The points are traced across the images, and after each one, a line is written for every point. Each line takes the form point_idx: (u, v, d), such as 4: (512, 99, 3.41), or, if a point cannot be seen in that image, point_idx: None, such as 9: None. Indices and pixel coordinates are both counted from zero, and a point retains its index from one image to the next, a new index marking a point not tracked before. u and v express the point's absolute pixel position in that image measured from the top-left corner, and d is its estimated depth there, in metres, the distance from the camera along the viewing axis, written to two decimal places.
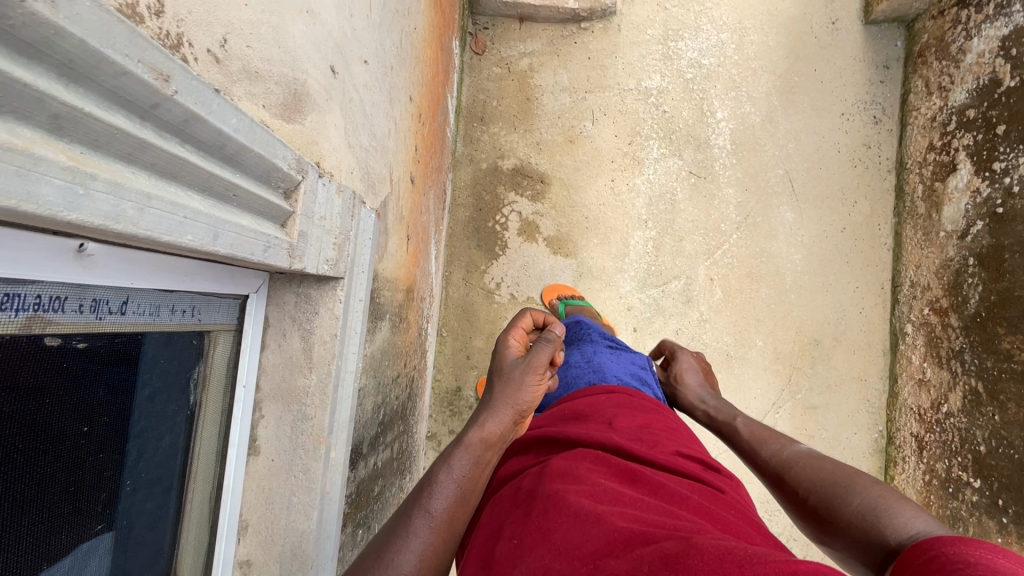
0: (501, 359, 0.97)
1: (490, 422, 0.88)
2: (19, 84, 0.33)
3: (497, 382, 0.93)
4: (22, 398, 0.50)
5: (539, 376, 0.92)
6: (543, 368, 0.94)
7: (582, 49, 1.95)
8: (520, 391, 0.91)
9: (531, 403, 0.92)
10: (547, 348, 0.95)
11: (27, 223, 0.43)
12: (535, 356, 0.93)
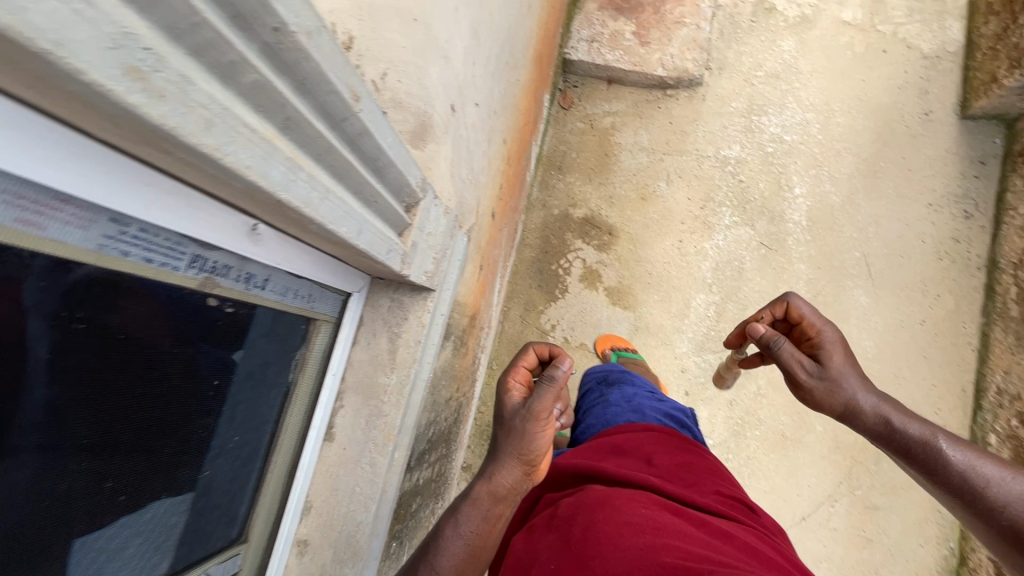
0: (505, 405, 0.91)
1: (497, 479, 0.85)
2: (275, 91, 0.43)
3: (502, 434, 0.87)
4: (179, 344, 0.61)
5: (543, 426, 0.84)
6: (547, 414, 0.84)
7: (665, 113, 2.04)
8: (524, 444, 0.84)
9: (540, 454, 0.85)
10: (551, 391, 0.85)
11: (234, 201, 0.54)
12: (535, 404, 0.84)
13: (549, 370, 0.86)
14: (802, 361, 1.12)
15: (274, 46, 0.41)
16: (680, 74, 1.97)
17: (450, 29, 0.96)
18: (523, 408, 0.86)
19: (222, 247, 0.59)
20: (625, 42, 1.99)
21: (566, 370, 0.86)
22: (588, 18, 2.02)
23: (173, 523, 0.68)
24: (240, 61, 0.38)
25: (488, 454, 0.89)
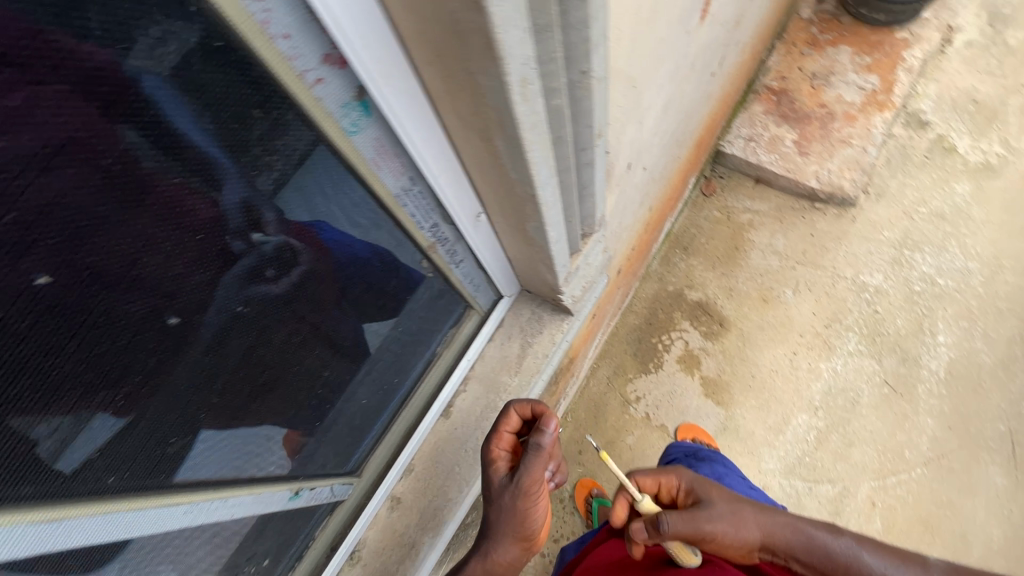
0: (491, 478, 0.83)
1: (493, 554, 0.81)
2: (562, 118, 0.55)
3: (492, 512, 0.81)
4: (377, 284, 0.77)
5: (534, 497, 0.79)
6: (537, 484, 0.79)
7: (807, 224, 1.89)
8: (520, 519, 0.80)
9: (536, 520, 0.83)
10: (538, 464, 0.77)
11: (482, 194, 0.68)
12: (522, 480, 0.78)
13: (533, 438, 0.78)
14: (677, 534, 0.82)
15: (575, 85, 0.53)
16: (834, 190, 1.84)
17: (651, 99, 1.08)
18: (510, 484, 0.79)
19: (453, 225, 0.73)
20: (784, 148, 1.89)
21: (551, 436, 0.77)
22: (752, 118, 1.95)
23: (321, 429, 0.82)
24: (557, 94, 0.51)
25: (482, 523, 0.85)
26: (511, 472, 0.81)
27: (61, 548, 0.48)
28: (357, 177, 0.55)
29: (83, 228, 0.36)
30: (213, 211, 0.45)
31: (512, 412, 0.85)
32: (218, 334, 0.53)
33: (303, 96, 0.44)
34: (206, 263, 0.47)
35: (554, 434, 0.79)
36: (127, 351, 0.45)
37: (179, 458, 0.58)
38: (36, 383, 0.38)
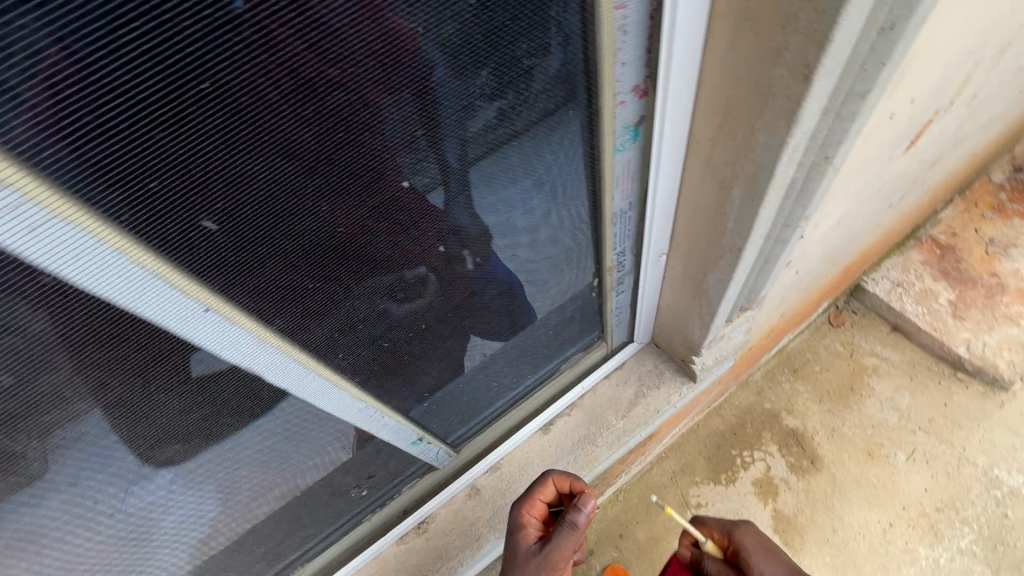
0: (517, 540, 0.82)
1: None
2: (789, 188, 0.60)
3: (511, 575, 0.80)
4: (550, 294, 0.82)
5: (558, 572, 0.78)
6: (564, 559, 0.78)
7: (942, 391, 1.68)
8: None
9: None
10: (569, 540, 0.76)
11: (679, 236, 0.74)
12: (551, 552, 0.77)
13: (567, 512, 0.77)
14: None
15: (815, 163, 0.58)
16: (986, 366, 1.64)
17: (835, 207, 1.10)
18: (537, 552, 0.78)
19: (636, 256, 0.80)
20: (935, 304, 1.74)
21: (587, 513, 0.76)
22: (906, 263, 1.82)
23: (453, 399, 0.87)
24: (800, 169, 0.57)
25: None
26: (540, 542, 0.80)
27: (288, 388, 0.56)
28: (596, 192, 0.63)
29: (409, 85, 0.38)
30: (493, 98, 0.44)
31: (549, 483, 0.85)
32: (451, 240, 0.55)
33: (606, 112, 0.52)
34: (472, 136, 0.46)
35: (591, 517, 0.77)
36: (402, 210, 0.47)
37: (387, 353, 0.62)
38: (335, 235, 0.44)
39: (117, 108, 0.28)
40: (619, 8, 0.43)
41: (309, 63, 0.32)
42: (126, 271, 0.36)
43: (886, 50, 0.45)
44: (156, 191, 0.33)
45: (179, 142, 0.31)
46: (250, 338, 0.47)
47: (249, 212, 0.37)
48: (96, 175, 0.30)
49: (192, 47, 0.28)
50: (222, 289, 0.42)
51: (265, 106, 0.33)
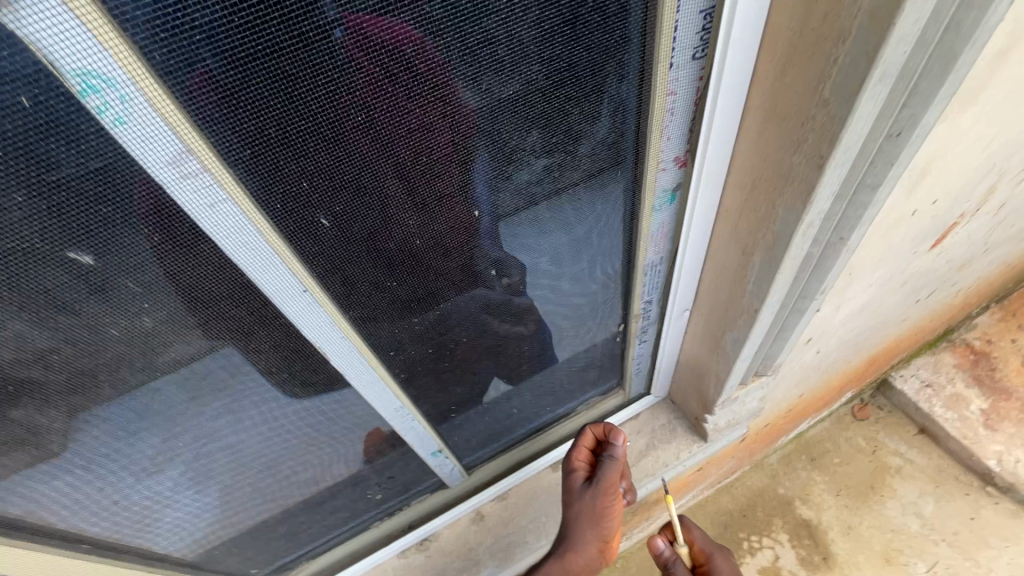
0: (569, 484, 0.92)
1: (575, 552, 0.88)
2: (805, 262, 0.67)
3: (571, 512, 0.90)
4: (577, 336, 0.89)
5: (613, 499, 0.88)
6: (613, 487, 0.89)
7: (969, 505, 1.78)
8: (600, 519, 0.88)
9: (612, 528, 0.90)
10: (614, 468, 0.88)
11: (702, 293, 0.81)
12: (603, 479, 0.88)
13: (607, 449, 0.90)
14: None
15: (830, 243, 0.65)
16: (1017, 484, 1.73)
17: (857, 292, 1.16)
18: (589, 485, 0.89)
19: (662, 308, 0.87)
20: (967, 411, 1.86)
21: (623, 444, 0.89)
22: (937, 364, 1.95)
23: (476, 421, 0.93)
24: (816, 245, 0.64)
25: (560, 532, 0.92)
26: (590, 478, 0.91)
27: (343, 375, 0.62)
28: (632, 243, 0.72)
29: (496, 133, 0.48)
30: (538, 158, 0.53)
31: (592, 432, 0.95)
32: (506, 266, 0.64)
33: (649, 174, 0.61)
34: (508, 189, 0.54)
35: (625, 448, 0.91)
36: (469, 235, 0.56)
37: (432, 357, 0.69)
38: (416, 245, 0.52)
39: (299, 121, 0.38)
40: (669, 93, 0.53)
41: (433, 105, 0.42)
42: (260, 250, 0.44)
43: (891, 152, 0.53)
44: (303, 186, 0.42)
45: (331, 151, 0.41)
46: (329, 324, 0.54)
47: (360, 213, 0.46)
48: (266, 170, 0.39)
49: (361, 85, 0.38)
50: (322, 278, 0.50)
51: (395, 133, 0.42)
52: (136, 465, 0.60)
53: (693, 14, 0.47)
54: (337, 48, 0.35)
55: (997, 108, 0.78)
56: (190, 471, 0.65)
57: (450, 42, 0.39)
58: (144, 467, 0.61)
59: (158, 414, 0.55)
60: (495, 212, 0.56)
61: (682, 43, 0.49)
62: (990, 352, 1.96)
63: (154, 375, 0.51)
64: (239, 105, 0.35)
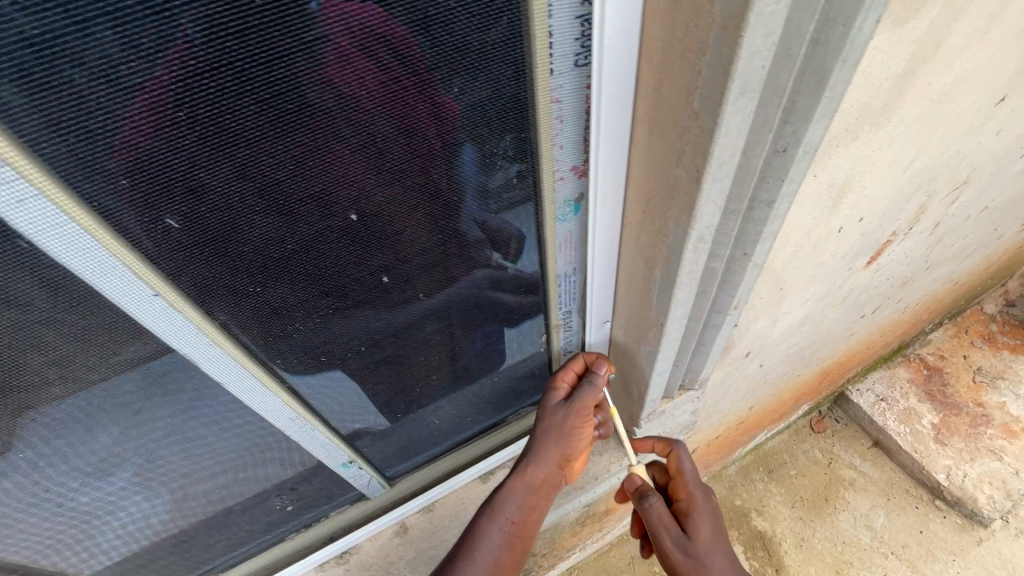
0: (546, 400, 0.89)
1: (537, 466, 0.88)
2: (711, 277, 0.66)
3: (540, 428, 0.89)
4: (499, 348, 0.87)
5: (582, 422, 0.87)
6: (587, 412, 0.87)
7: (919, 518, 1.81)
8: (563, 438, 0.88)
9: (575, 448, 0.90)
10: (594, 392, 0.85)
11: (621, 304, 0.79)
12: (578, 401, 0.85)
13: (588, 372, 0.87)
14: (669, 529, 0.85)
15: (734, 257, 0.64)
16: (964, 497, 1.75)
17: (793, 307, 1.16)
18: (564, 404, 0.87)
19: (582, 319, 0.86)
20: (918, 425, 1.89)
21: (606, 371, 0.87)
22: (893, 379, 2.00)
23: (397, 431, 0.91)
24: (718, 259, 0.63)
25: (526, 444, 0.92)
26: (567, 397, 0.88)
27: (225, 384, 0.60)
28: (541, 253, 0.70)
29: (358, 135, 0.45)
30: (512, 161, 0.57)
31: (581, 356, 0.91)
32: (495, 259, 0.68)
33: (546, 184, 0.60)
34: (486, 184, 0.58)
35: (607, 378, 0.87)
36: (347, 242, 0.53)
37: (319, 364, 0.65)
38: (282, 250, 0.49)
39: (105, 115, 0.35)
40: (554, 101, 0.52)
41: (273, 103, 0.39)
42: (90, 250, 0.41)
43: (781, 168, 0.52)
44: (127, 184, 0.39)
45: (155, 149, 0.38)
46: (191, 329, 0.51)
47: (204, 214, 0.43)
48: (77, 165, 0.36)
49: (175, 79, 0.35)
50: (173, 281, 0.47)
51: (230, 131, 0.39)
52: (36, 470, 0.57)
53: (568, 19, 0.46)
54: (134, 36, 0.32)
55: (912, 128, 0.79)
56: (104, 474, 0.63)
57: (278, 36, 0.36)
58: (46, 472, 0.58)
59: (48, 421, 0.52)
60: (377, 219, 0.53)
61: (560, 50, 0.48)
62: (943, 368, 2.02)
63: (95, 382, 0.51)
64: (25, 95, 0.32)
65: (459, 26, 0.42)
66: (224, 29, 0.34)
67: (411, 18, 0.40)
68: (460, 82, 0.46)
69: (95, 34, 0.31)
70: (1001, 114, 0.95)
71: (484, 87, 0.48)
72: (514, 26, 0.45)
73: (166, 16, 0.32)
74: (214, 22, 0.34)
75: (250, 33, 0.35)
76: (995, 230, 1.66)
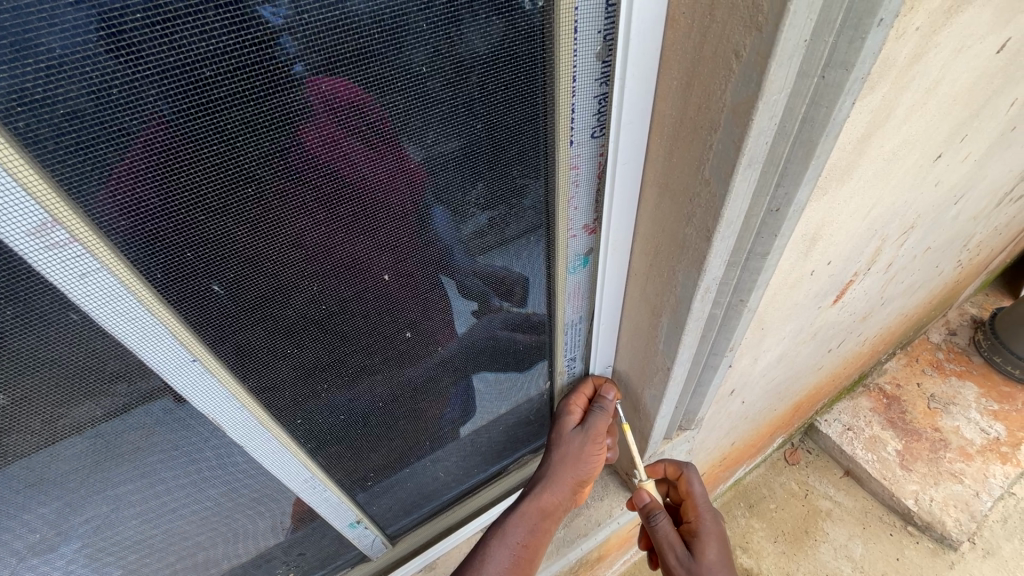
0: (560, 426, 0.90)
1: (551, 492, 0.88)
2: (712, 322, 0.71)
3: (555, 454, 0.90)
4: (502, 400, 0.89)
5: (598, 448, 0.90)
6: (601, 437, 0.90)
7: (894, 545, 1.86)
8: (579, 463, 0.90)
9: (588, 474, 0.92)
10: (604, 417, 0.88)
11: (625, 347, 0.84)
12: (593, 426, 0.88)
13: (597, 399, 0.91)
14: (675, 546, 0.87)
15: (733, 306, 0.69)
16: (933, 522, 1.82)
17: (771, 346, 1.23)
18: (580, 430, 0.89)
19: (585, 363, 0.91)
20: (884, 452, 1.97)
21: (613, 398, 0.91)
22: (856, 409, 2.10)
23: (402, 487, 0.89)
24: (718, 306, 0.68)
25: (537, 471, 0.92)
26: (580, 423, 0.90)
27: (248, 447, 0.59)
28: (551, 303, 0.74)
29: (396, 201, 0.49)
30: (484, 209, 0.56)
31: (590, 379, 0.93)
32: (488, 305, 0.69)
33: (560, 240, 0.65)
34: (465, 233, 0.57)
35: (616, 404, 0.92)
36: (380, 299, 0.55)
37: (344, 424, 0.65)
38: (320, 312, 0.51)
39: (179, 190, 0.37)
40: (572, 167, 0.57)
41: (323, 176, 0.43)
42: (140, 320, 0.41)
43: (775, 224, 0.58)
44: (189, 254, 0.40)
45: (221, 221, 0.40)
46: (223, 394, 0.51)
47: (255, 281, 0.45)
48: (148, 240, 0.38)
49: (243, 154, 0.38)
50: (217, 347, 0.47)
51: (286, 200, 0.42)
52: (22, 546, 0.52)
53: (590, 98, 0.51)
54: (212, 120, 0.36)
55: (869, 184, 0.89)
56: (98, 544, 0.59)
57: (335, 118, 0.40)
58: (32, 547, 0.53)
59: (54, 481, 0.49)
60: (406, 277, 0.56)
61: (581, 123, 0.53)
62: (900, 395, 2.14)
63: (60, 436, 0.46)
64: (109, 172, 0.34)
65: (493, 106, 0.48)
66: (288, 111, 0.38)
67: (435, 103, 0.44)
68: (410, 140, 0.46)
69: (179, 120, 0.34)
70: (938, 169, 1.08)
71: (478, 147, 0.50)
72: (464, 85, 0.45)
73: (242, 103, 0.36)
74: (281, 107, 0.38)
75: (312, 114, 0.39)
76: (936, 267, 1.83)
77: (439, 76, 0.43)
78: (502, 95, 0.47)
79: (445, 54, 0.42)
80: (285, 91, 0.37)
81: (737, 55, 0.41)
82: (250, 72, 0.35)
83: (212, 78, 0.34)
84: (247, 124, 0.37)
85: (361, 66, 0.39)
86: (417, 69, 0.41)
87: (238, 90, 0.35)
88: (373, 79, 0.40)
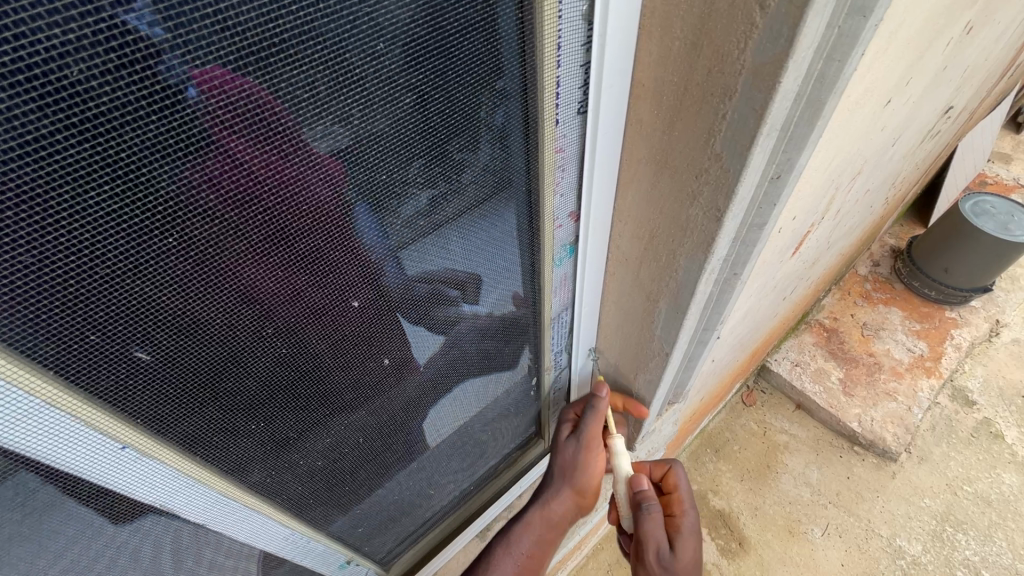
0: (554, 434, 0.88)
1: (553, 502, 0.85)
2: (711, 299, 0.67)
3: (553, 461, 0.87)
4: (461, 415, 0.78)
5: (596, 454, 0.86)
6: (596, 440, 0.86)
7: (845, 465, 2.00)
8: (577, 469, 0.85)
9: (592, 481, 0.86)
10: (595, 417, 0.85)
11: (617, 333, 0.79)
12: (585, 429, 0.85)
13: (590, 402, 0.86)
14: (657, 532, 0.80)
15: (732, 285, 0.65)
16: (876, 439, 1.96)
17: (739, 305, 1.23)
18: (574, 437, 0.87)
19: (570, 353, 0.87)
20: (829, 382, 2.10)
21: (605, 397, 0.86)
22: (801, 345, 2.21)
23: (389, 514, 0.80)
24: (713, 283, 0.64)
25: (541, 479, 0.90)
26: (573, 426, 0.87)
27: (210, 524, 0.50)
28: (537, 299, 0.68)
29: (352, 235, 0.40)
30: (425, 187, 0.43)
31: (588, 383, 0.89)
32: (441, 316, 0.58)
33: (547, 233, 0.58)
34: (388, 240, 0.44)
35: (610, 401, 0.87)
36: (352, 340, 0.47)
37: (321, 472, 0.57)
38: (283, 372, 0.43)
39: (78, 253, 0.28)
40: (558, 149, 0.50)
41: (258, 217, 0.34)
42: (50, 419, 0.32)
43: (775, 193, 0.53)
44: (100, 337, 0.31)
45: (145, 282, 0.31)
46: (168, 473, 0.41)
47: (199, 352, 0.36)
48: (34, 327, 0.28)
49: (168, 194, 0.29)
50: (159, 431, 0.38)
51: (229, 245, 0.34)
52: None
53: (575, 69, 0.44)
54: (86, 162, 0.26)
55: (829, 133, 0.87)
56: None
57: (259, 144, 0.31)
58: None
59: None
60: (378, 303, 0.48)
61: (566, 99, 0.46)
62: (838, 327, 2.27)
63: None
64: None
65: (455, 89, 0.39)
66: (195, 140, 0.29)
67: (412, 95, 0.37)
68: (336, 119, 0.34)
69: (78, 154, 0.25)
70: (884, 112, 1.08)
71: (448, 139, 0.42)
72: (425, 73, 0.36)
73: (125, 133, 0.26)
74: (188, 135, 0.28)
75: (230, 143, 0.30)
76: (870, 205, 1.91)
77: (409, 60, 0.35)
78: (478, 69, 0.39)
79: (356, 9, 0.30)
80: (183, 115, 0.28)
81: (762, 5, 0.34)
82: (131, 94, 0.26)
83: (71, 105, 0.24)
84: (171, 153, 0.28)
85: (314, 55, 0.30)
86: (393, 56, 0.34)
87: (115, 118, 0.26)
88: (335, 72, 0.32)
